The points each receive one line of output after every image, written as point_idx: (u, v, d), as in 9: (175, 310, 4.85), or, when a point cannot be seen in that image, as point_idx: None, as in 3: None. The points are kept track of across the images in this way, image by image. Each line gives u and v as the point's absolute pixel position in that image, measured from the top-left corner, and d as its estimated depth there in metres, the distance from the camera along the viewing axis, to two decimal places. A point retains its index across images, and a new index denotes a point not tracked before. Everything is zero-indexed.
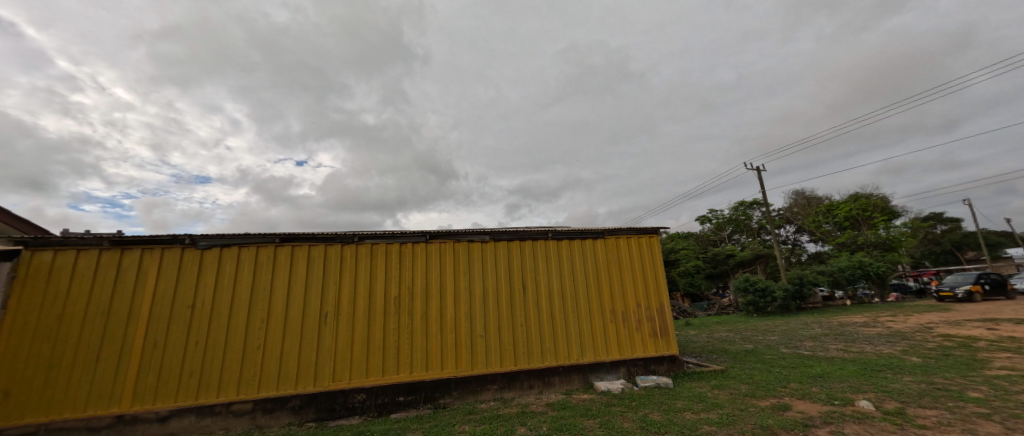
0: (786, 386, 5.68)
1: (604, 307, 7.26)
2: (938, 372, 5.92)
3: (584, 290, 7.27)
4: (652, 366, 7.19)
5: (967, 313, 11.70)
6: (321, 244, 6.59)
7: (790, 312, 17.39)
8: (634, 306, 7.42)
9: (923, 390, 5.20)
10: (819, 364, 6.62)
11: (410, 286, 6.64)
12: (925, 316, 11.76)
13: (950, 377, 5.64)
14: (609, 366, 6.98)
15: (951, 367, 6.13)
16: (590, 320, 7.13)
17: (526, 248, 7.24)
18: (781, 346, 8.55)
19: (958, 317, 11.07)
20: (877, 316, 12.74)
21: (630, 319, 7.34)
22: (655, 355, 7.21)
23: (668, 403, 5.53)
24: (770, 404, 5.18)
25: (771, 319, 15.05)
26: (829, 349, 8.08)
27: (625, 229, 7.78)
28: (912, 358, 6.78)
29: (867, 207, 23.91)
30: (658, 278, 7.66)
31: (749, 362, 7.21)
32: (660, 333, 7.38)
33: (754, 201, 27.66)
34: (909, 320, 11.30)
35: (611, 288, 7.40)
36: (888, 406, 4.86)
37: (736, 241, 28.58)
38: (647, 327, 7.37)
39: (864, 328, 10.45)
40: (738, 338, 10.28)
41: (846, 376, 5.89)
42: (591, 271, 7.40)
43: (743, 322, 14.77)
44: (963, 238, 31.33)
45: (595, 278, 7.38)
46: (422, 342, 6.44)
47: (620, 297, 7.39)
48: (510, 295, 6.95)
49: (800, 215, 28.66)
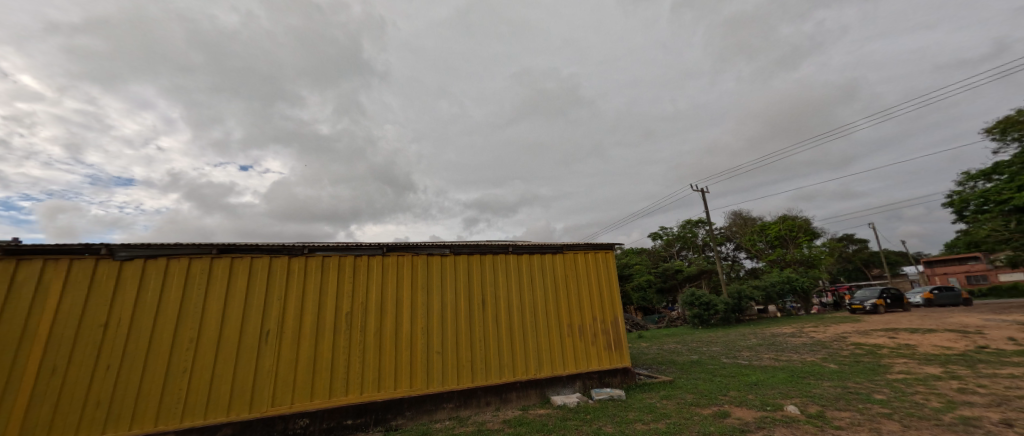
0: (726, 394, 6.07)
1: (562, 321, 7.39)
2: (851, 377, 6.64)
3: (545, 305, 7.36)
4: (607, 379, 7.37)
5: (873, 323, 13.29)
6: (266, 256, 6.12)
7: (731, 324, 18.70)
8: (591, 320, 7.62)
9: (840, 394, 5.80)
10: (754, 373, 7.17)
11: (364, 301, 6.33)
12: (841, 327, 13.16)
13: (860, 381, 6.35)
14: (566, 380, 7.06)
15: (861, 372, 6.92)
16: (549, 336, 7.20)
17: (487, 262, 7.21)
18: (722, 357, 9.18)
19: (866, 327, 12.50)
20: (803, 327, 14.05)
21: (587, 332, 7.51)
22: (610, 368, 7.41)
23: (621, 415, 5.70)
24: (712, 412, 5.56)
25: (713, 332, 16.08)
26: (763, 357, 8.81)
27: (582, 244, 8.01)
28: (830, 365, 7.58)
29: (793, 228, 26.55)
30: (613, 291, 7.97)
31: (694, 372, 7.65)
32: (614, 346, 7.62)
33: (700, 219, 29.86)
34: (828, 330, 12.57)
35: (570, 303, 7.56)
36: (811, 409, 5.40)
37: (684, 258, 30.21)
38: (602, 339, 7.58)
39: (791, 338, 11.52)
40: (684, 349, 10.89)
41: (778, 383, 6.41)
42: (552, 285, 7.53)
43: (689, 334, 15.68)
44: (869, 257, 35.94)
45: (554, 293, 7.50)
46: (377, 362, 6.14)
47: (577, 312, 7.55)
48: (470, 309, 6.85)
49: (738, 234, 31.24)
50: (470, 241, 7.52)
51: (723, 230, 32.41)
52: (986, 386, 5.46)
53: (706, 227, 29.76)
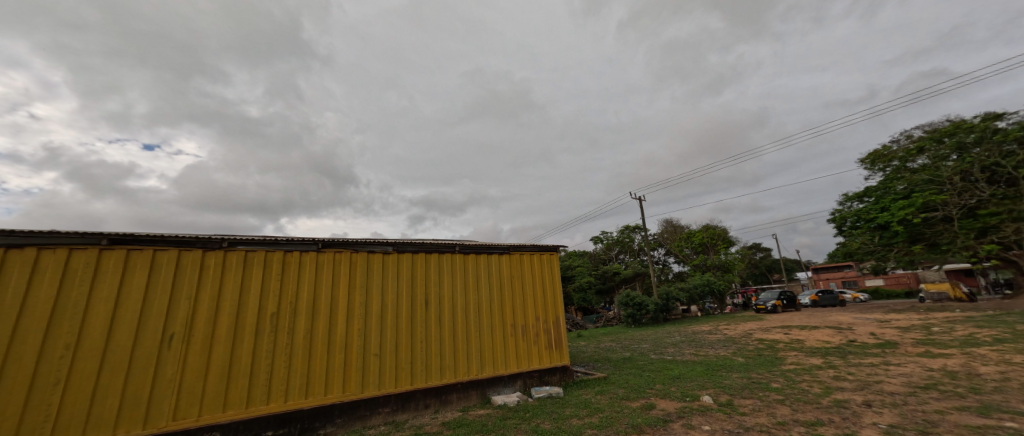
0: (652, 388, 6.57)
1: (505, 321, 7.44)
2: (755, 368, 7.55)
3: (489, 305, 7.36)
4: (546, 377, 7.57)
5: (772, 321, 15.21)
6: (175, 249, 5.37)
7: (659, 323, 20.12)
8: (533, 320, 7.77)
9: (746, 384, 6.56)
10: (677, 367, 7.84)
11: (292, 301, 5.84)
12: (748, 325, 14.86)
13: (762, 372, 7.24)
14: (507, 380, 7.13)
15: (762, 364, 7.90)
16: (492, 336, 7.21)
17: (432, 261, 7.03)
18: (650, 353, 9.89)
19: (769, 325, 14.25)
20: (718, 325, 15.60)
21: (529, 332, 7.65)
22: (549, 367, 7.61)
23: (558, 412, 5.91)
24: (640, 404, 6.00)
25: (642, 330, 17.20)
26: (685, 353, 9.66)
27: (529, 246, 8.14)
28: (739, 358, 8.55)
29: (714, 236, 29.44)
30: (555, 292, 8.22)
31: (626, 368, 8.16)
32: (555, 345, 7.85)
33: (636, 225, 31.97)
34: (738, 328, 14.13)
35: (514, 303, 7.64)
36: (722, 398, 6.08)
37: (621, 261, 31.85)
38: (544, 339, 7.77)
39: (708, 335, 12.76)
40: (618, 347, 11.54)
41: (696, 376, 7.08)
42: (497, 285, 7.55)
43: (622, 332, 16.61)
44: (772, 263, 41.11)
45: (498, 293, 7.52)
46: (305, 366, 5.69)
47: (520, 312, 7.65)
48: (411, 309, 6.63)
49: (668, 240, 33.84)
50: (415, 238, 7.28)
51: (656, 236, 34.87)
52: (854, 374, 6.55)
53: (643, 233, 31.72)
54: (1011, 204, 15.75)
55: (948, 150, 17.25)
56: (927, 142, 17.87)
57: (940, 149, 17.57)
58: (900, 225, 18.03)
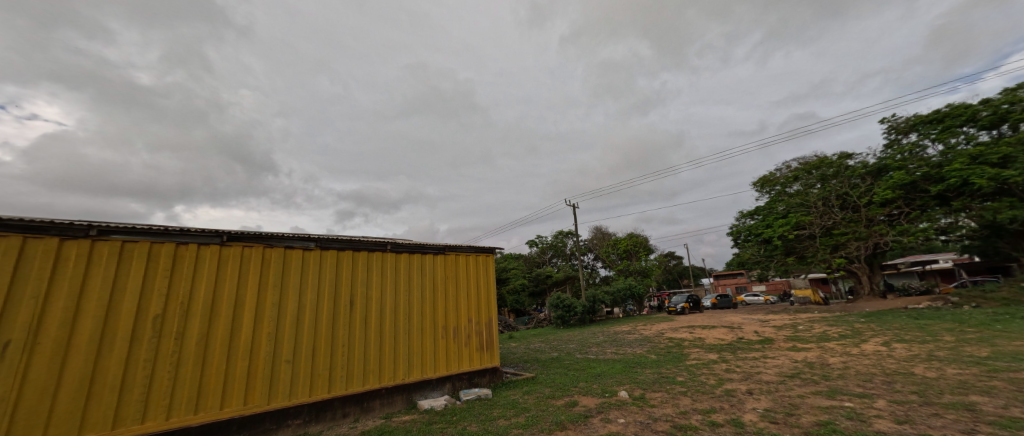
0: (576, 386, 6.92)
1: (437, 323, 7.27)
2: (664, 364, 8.35)
3: (420, 306, 7.14)
4: (476, 379, 7.56)
5: (680, 322, 16.89)
6: (20, 236, 4.36)
7: (586, 324, 20.97)
8: (466, 321, 7.71)
9: (658, 379, 7.21)
10: (599, 365, 8.35)
11: (184, 302, 5.10)
12: (660, 325, 16.30)
13: (670, 367, 8.03)
14: (435, 383, 6.98)
15: (670, 360, 8.77)
16: (422, 338, 7.02)
17: (360, 259, 6.63)
18: (576, 353, 10.37)
19: (678, 325, 15.78)
20: (636, 326, 16.87)
21: (461, 334, 7.58)
22: (480, 368, 7.64)
23: (485, 413, 5.96)
24: (564, 402, 6.35)
25: (570, 331, 17.90)
26: (606, 352, 10.31)
27: (465, 246, 8.07)
28: (651, 356, 9.38)
29: (637, 243, 31.48)
30: (489, 294, 8.26)
31: (553, 368, 8.48)
32: (486, 347, 7.89)
33: (569, 230, 33.46)
34: (652, 328, 15.43)
35: (447, 305, 7.50)
36: (636, 392, 6.67)
37: (553, 264, 33.21)
38: (475, 340, 7.76)
39: (627, 335, 13.76)
40: (546, 347, 11.90)
41: (615, 373, 7.61)
42: (430, 286, 7.35)
43: (551, 333, 17.15)
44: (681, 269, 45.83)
45: (431, 294, 7.34)
46: (196, 377, 5.02)
47: (453, 314, 7.54)
48: (332, 311, 6.18)
49: (598, 246, 35.63)
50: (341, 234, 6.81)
51: (586, 242, 36.55)
52: (740, 366, 7.59)
53: (575, 238, 33.25)
54: (856, 226, 19.55)
55: (815, 180, 21.19)
56: (800, 172, 21.85)
57: (809, 179, 21.52)
58: (780, 240, 21.50)
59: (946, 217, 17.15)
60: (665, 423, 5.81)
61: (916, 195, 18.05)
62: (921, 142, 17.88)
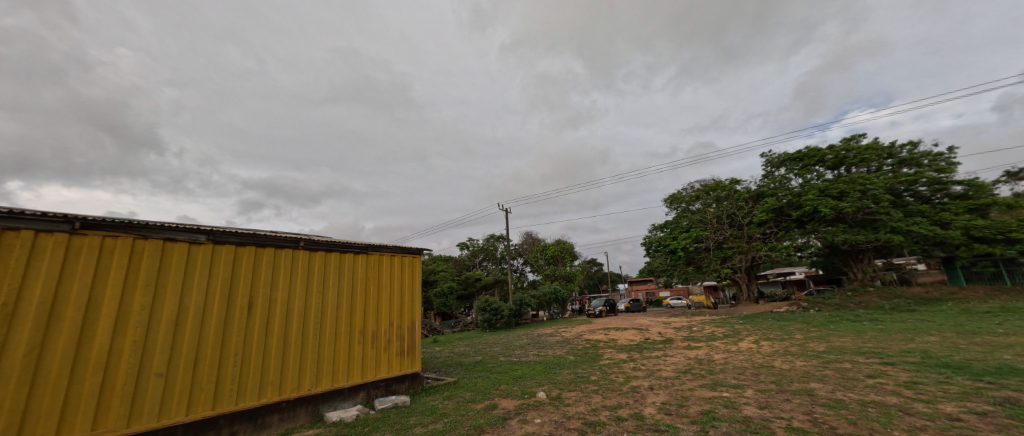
0: (497, 389, 7.18)
1: (352, 329, 7.33)
2: (580, 365, 8.82)
3: (335, 311, 7.17)
4: (394, 385, 7.78)
5: (598, 324, 17.91)
6: None
7: (512, 327, 21.08)
8: (386, 326, 7.90)
9: (574, 379, 7.62)
10: (520, 368, 8.52)
11: (35, 306, 4.55)
12: (580, 327, 17.11)
13: (585, 367, 8.51)
14: (347, 392, 7.04)
15: (586, 360, 9.29)
16: (334, 344, 7.04)
17: (267, 259, 6.46)
18: (499, 356, 10.43)
19: (597, 327, 16.70)
20: (558, 328, 17.46)
21: (380, 339, 7.75)
22: (399, 375, 7.86)
23: (401, 422, 5.69)
24: (484, 406, 6.40)
25: (495, 334, 17.84)
26: (529, 354, 10.54)
27: (388, 247, 8.26)
28: (569, 357, 9.84)
29: (563, 249, 32.19)
30: (413, 298, 8.52)
31: (476, 371, 8.46)
32: (406, 352, 8.14)
33: (501, 235, 34.37)
34: (573, 330, 16.13)
35: (366, 309, 7.63)
36: (553, 393, 7.01)
37: (484, 268, 33.75)
38: (395, 346, 7.97)
39: (549, 337, 14.19)
40: (471, 351, 11.74)
41: (535, 375, 7.85)
42: (346, 289, 7.40)
43: (477, 337, 16.95)
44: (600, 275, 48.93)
45: (347, 298, 7.38)
46: (21, 398, 4.39)
47: (373, 319, 7.69)
48: (228, 317, 5.90)
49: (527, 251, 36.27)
50: (247, 230, 6.54)
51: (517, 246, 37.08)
52: (645, 364, 8.39)
53: (506, 242, 34.25)
54: (739, 242, 22.79)
55: (711, 201, 24.35)
56: (701, 193, 24.94)
57: (707, 200, 24.59)
58: (683, 251, 24.18)
59: (803, 237, 20.96)
60: (576, 421, 6.16)
61: (783, 218, 21.83)
62: (788, 175, 21.77)
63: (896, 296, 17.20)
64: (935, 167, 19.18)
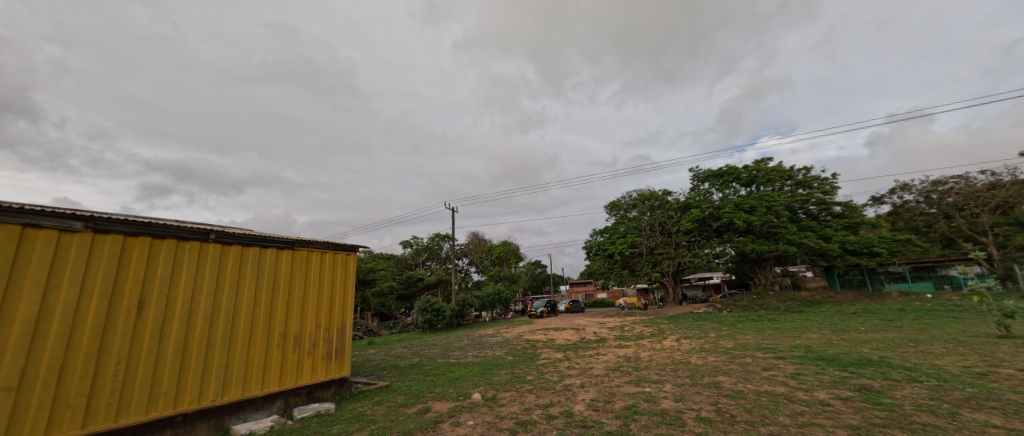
0: (432, 391, 7.00)
1: (270, 332, 6.78)
2: (518, 365, 8.91)
3: (251, 311, 6.57)
4: (317, 393, 7.32)
5: (539, 324, 18.24)
6: None
7: (453, 328, 20.64)
8: (312, 328, 7.43)
9: (511, 380, 7.68)
10: (458, 369, 8.38)
11: None
12: (521, 327, 17.29)
13: (523, 368, 8.60)
14: (262, 402, 6.48)
15: (524, 360, 9.41)
16: (248, 347, 6.46)
17: (168, 252, 5.76)
18: (438, 357, 10.15)
19: (538, 327, 17.00)
20: (501, 328, 17.47)
21: (303, 342, 7.26)
22: (324, 380, 7.43)
23: (323, 430, 5.45)
24: (416, 409, 6.22)
25: (435, 336, 17.33)
26: (468, 355, 10.40)
27: (319, 242, 7.79)
28: (507, 357, 9.90)
29: (509, 250, 32.33)
30: (345, 299, 8.12)
31: (411, 374, 8.18)
32: (334, 356, 7.72)
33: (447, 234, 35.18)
34: (514, 330, 16.25)
35: (289, 309, 7.10)
36: (488, 394, 7.01)
37: (428, 267, 34.09)
38: (321, 349, 7.52)
39: (489, 338, 14.13)
40: (408, 353, 11.29)
41: (472, 376, 7.78)
42: (265, 288, 6.82)
43: (417, 338, 16.37)
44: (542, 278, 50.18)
45: (267, 297, 6.82)
46: None
47: (296, 320, 7.18)
48: (110, 319, 5.17)
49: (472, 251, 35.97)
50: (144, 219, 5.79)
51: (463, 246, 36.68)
52: (578, 363, 8.75)
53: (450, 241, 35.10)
54: (668, 248, 24.69)
55: (646, 209, 26.22)
56: (637, 201, 26.79)
57: (643, 208, 26.45)
58: (619, 255, 25.66)
59: (720, 246, 23.45)
60: (509, 421, 6.20)
61: (705, 228, 24.04)
62: (710, 189, 24.13)
63: (789, 298, 19.90)
64: (823, 190, 22.53)
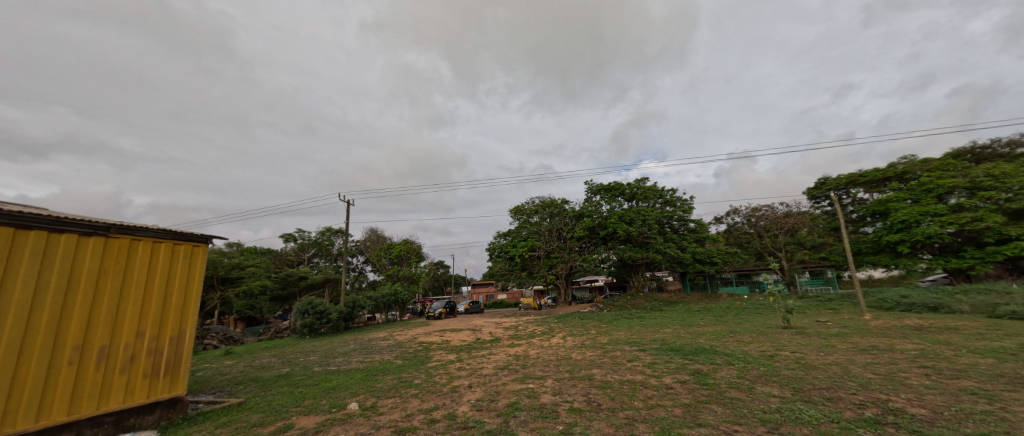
0: (298, 405, 6.08)
1: (58, 343, 5.10)
2: (408, 369, 8.36)
3: (24, 316, 4.88)
4: (132, 419, 5.71)
5: (434, 326, 17.60)
6: None
7: (339, 331, 18.54)
8: (131, 337, 5.77)
9: (395, 386, 7.14)
10: (336, 377, 7.46)
11: None
12: (416, 329, 16.46)
13: (412, 372, 8.07)
14: None
15: (413, 364, 8.88)
16: (14, 365, 4.77)
17: None
18: (314, 365, 8.92)
19: (434, 329, 16.36)
20: (393, 331, 16.30)
21: (115, 355, 5.61)
22: (144, 403, 5.84)
23: None
24: (274, 428, 5.32)
25: (317, 341, 15.32)
26: (350, 361, 9.36)
27: (150, 230, 6.15)
28: (396, 361, 9.22)
29: (410, 249, 30.67)
30: (185, 300, 6.54)
31: (275, 387, 7.01)
32: (164, 371, 6.13)
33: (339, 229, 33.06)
34: (408, 332, 15.37)
35: (93, 312, 5.42)
36: (367, 403, 6.39)
37: (313, 264, 32.20)
38: (143, 363, 5.89)
39: (380, 341, 13.08)
40: (277, 362, 9.69)
41: (352, 385, 7.02)
42: (53, 285, 5.12)
43: (292, 344, 14.29)
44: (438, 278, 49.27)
45: (56, 298, 5.12)
46: None
47: (105, 327, 5.51)
48: None
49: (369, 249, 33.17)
50: None
51: (358, 244, 33.74)
52: (469, 364, 8.65)
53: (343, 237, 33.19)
54: (562, 253, 26.50)
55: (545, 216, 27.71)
56: (539, 208, 28.09)
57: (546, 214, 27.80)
58: (519, 258, 26.61)
59: (606, 252, 25.90)
60: (385, 431, 5.68)
61: (593, 236, 26.51)
62: (600, 201, 26.76)
63: (653, 299, 23.24)
64: (683, 209, 26.77)
